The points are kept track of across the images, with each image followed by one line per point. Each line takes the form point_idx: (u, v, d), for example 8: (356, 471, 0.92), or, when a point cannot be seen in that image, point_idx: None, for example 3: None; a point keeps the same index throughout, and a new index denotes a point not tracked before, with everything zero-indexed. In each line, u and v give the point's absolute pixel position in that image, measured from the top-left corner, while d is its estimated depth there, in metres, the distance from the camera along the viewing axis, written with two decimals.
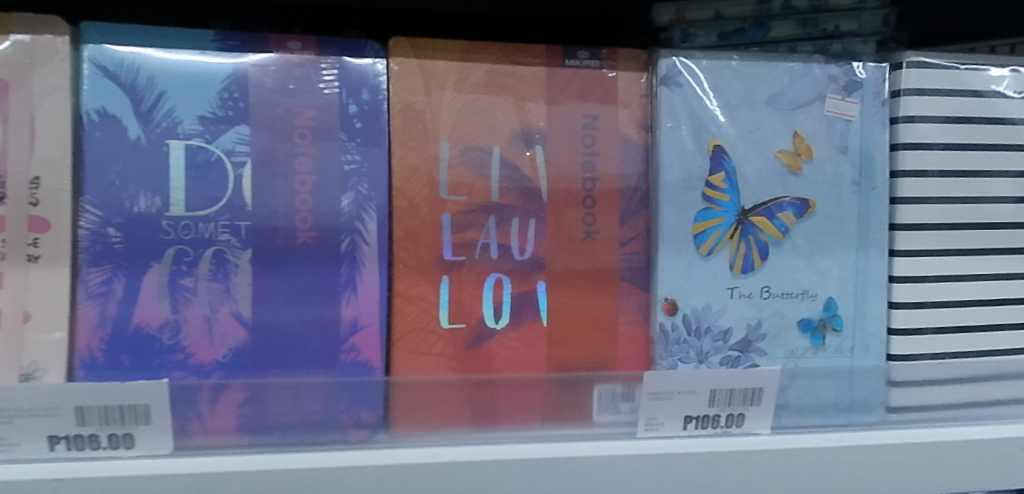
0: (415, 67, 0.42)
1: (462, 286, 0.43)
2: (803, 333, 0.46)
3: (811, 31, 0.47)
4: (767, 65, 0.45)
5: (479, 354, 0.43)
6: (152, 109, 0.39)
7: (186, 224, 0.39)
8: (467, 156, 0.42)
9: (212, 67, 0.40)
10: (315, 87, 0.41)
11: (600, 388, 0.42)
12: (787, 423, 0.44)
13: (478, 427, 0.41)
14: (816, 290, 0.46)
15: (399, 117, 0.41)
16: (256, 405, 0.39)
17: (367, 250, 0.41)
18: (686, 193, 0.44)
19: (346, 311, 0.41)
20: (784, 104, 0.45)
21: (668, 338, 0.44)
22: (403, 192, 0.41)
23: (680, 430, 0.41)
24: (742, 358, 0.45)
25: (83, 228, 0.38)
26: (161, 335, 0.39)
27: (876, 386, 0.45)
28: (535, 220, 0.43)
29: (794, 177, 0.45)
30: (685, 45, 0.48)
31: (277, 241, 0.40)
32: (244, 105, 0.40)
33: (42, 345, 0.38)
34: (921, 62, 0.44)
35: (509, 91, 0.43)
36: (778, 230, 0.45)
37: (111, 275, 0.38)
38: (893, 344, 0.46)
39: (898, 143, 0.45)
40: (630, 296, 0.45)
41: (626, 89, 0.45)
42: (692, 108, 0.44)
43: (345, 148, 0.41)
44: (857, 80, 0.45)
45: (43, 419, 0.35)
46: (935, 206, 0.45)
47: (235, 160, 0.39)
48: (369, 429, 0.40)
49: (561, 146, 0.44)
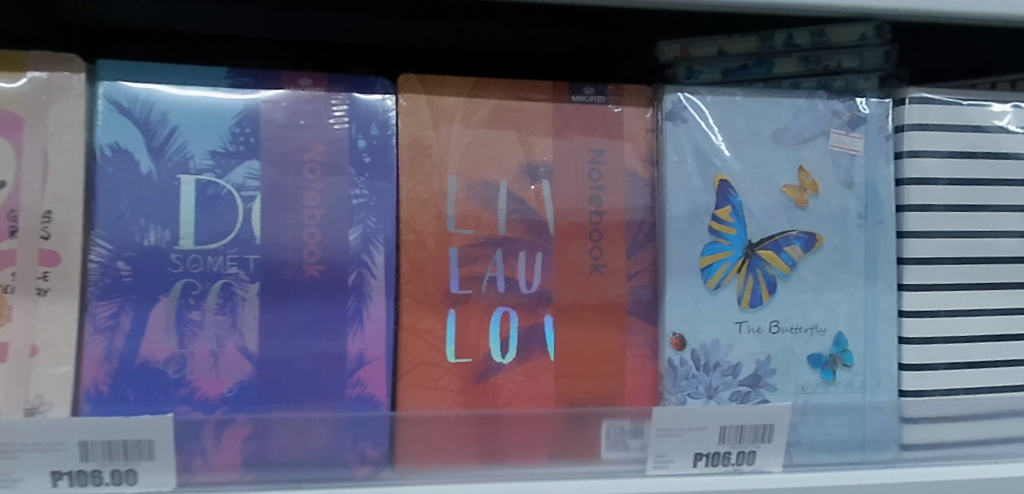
0: (424, 103, 0.42)
1: (469, 319, 0.42)
2: (813, 368, 0.45)
3: (814, 68, 0.48)
4: (772, 101, 0.45)
5: (484, 388, 0.43)
6: (164, 143, 0.39)
7: (195, 258, 0.39)
8: (475, 190, 0.43)
9: (225, 103, 0.40)
10: (325, 122, 0.41)
11: (607, 424, 0.41)
12: (799, 460, 0.43)
13: (485, 465, 0.41)
14: (825, 325, 0.45)
15: (407, 152, 0.42)
16: (261, 441, 0.38)
17: (374, 284, 0.41)
18: (692, 226, 0.44)
19: (353, 345, 0.41)
20: (788, 139, 0.45)
21: (677, 373, 0.44)
22: (411, 225, 0.42)
23: (691, 467, 0.41)
24: (752, 393, 0.44)
25: (92, 261, 0.38)
26: (167, 369, 0.39)
27: (888, 423, 0.44)
28: (542, 253, 0.44)
29: (800, 211, 0.45)
30: (690, 81, 0.48)
31: (285, 274, 0.40)
32: (255, 140, 0.40)
33: (48, 379, 0.37)
34: (924, 98, 0.45)
35: (516, 125, 0.44)
36: (785, 264, 0.45)
37: (120, 308, 0.38)
38: (906, 379, 0.45)
39: (903, 178, 0.45)
40: (638, 330, 0.45)
41: (632, 124, 0.45)
42: (697, 142, 0.44)
43: (353, 183, 0.41)
44: (860, 115, 0.46)
45: (45, 454, 0.35)
46: (942, 241, 0.45)
47: (245, 195, 0.40)
48: (374, 466, 0.40)
49: (568, 180, 0.44)
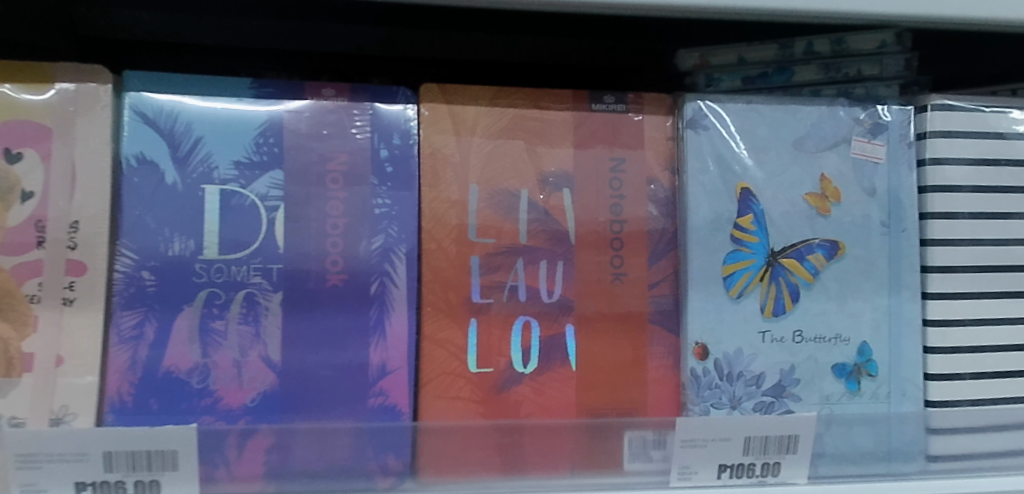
0: (445, 113, 0.42)
1: (491, 329, 0.42)
2: (838, 378, 0.44)
3: (834, 75, 0.48)
4: (793, 109, 0.45)
5: (506, 399, 0.42)
6: (189, 153, 0.39)
7: (219, 267, 0.39)
8: (496, 199, 0.43)
9: (249, 113, 0.40)
10: (347, 132, 0.41)
11: (630, 435, 0.41)
12: (824, 472, 0.43)
13: (508, 476, 0.41)
14: (849, 334, 0.45)
15: (428, 162, 0.42)
16: (283, 451, 0.38)
17: (396, 293, 0.41)
18: (714, 235, 0.44)
19: (375, 355, 0.40)
20: (810, 146, 0.45)
21: (700, 383, 0.43)
22: (432, 235, 0.42)
23: (715, 479, 0.40)
24: (776, 404, 0.44)
25: (117, 271, 0.38)
26: (190, 379, 0.39)
27: (915, 434, 0.44)
28: (563, 262, 0.43)
29: (823, 219, 0.45)
30: (710, 89, 0.48)
31: (308, 284, 0.40)
32: (278, 150, 0.40)
33: (73, 389, 0.37)
34: (945, 105, 0.44)
35: (536, 134, 0.43)
36: (808, 272, 0.44)
37: (144, 318, 0.38)
38: (931, 390, 0.45)
39: (926, 186, 0.45)
40: (660, 339, 0.44)
41: (653, 132, 0.45)
42: (718, 150, 0.44)
43: (376, 192, 0.41)
44: (882, 122, 0.45)
45: (71, 464, 0.35)
46: (967, 249, 0.44)
47: (269, 204, 0.40)
48: (397, 477, 0.40)
49: (588, 189, 0.44)
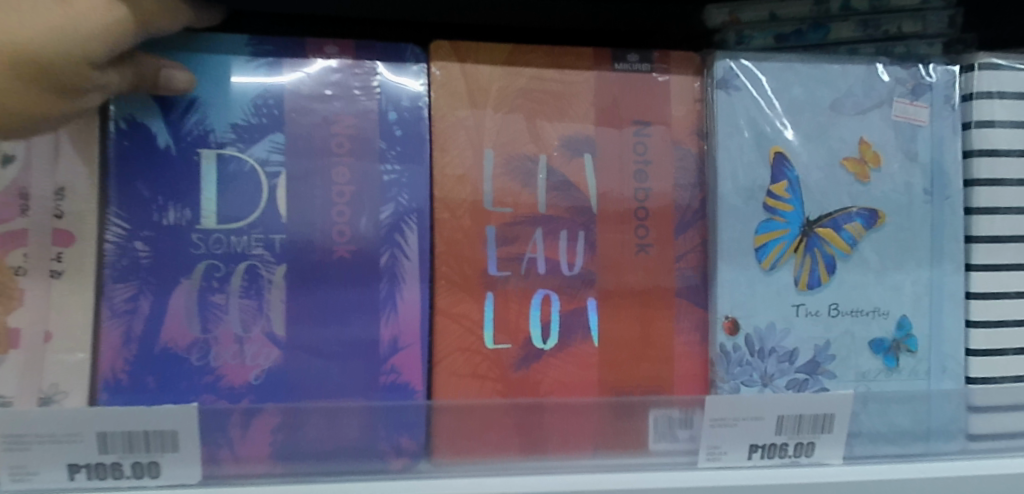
0: (458, 72, 0.40)
1: (508, 303, 0.40)
2: (875, 354, 0.42)
3: (873, 32, 0.44)
4: (830, 67, 0.42)
5: (525, 377, 0.40)
6: (183, 116, 0.37)
7: (218, 238, 0.37)
8: (513, 166, 0.40)
9: (246, 74, 0.38)
10: (352, 94, 0.39)
11: (655, 413, 0.39)
12: (859, 452, 0.40)
13: (527, 457, 0.38)
14: (888, 308, 0.42)
15: (439, 126, 0.39)
16: (291, 430, 0.36)
17: (408, 266, 0.38)
18: (746, 203, 0.41)
19: (385, 329, 0.38)
20: (848, 108, 0.42)
21: (730, 359, 0.40)
22: (445, 203, 0.39)
23: (745, 459, 0.38)
24: (810, 381, 0.41)
25: (108, 242, 0.36)
26: (189, 356, 0.37)
27: (956, 411, 0.41)
28: (585, 233, 0.41)
29: (862, 186, 0.42)
30: (741, 47, 0.45)
31: (313, 256, 0.38)
32: (278, 112, 0.38)
33: (64, 366, 0.35)
34: (994, 64, 0.41)
35: (555, 96, 0.41)
36: (845, 243, 0.41)
37: (138, 292, 0.36)
38: (974, 366, 0.42)
39: (972, 150, 0.42)
40: (686, 313, 0.42)
41: (679, 93, 0.42)
42: (750, 112, 0.41)
43: (384, 158, 0.39)
44: (925, 83, 0.42)
45: (64, 445, 0.33)
46: (1016, 217, 0.41)
47: (269, 170, 0.38)
48: (411, 457, 0.38)
49: (610, 155, 0.41)
